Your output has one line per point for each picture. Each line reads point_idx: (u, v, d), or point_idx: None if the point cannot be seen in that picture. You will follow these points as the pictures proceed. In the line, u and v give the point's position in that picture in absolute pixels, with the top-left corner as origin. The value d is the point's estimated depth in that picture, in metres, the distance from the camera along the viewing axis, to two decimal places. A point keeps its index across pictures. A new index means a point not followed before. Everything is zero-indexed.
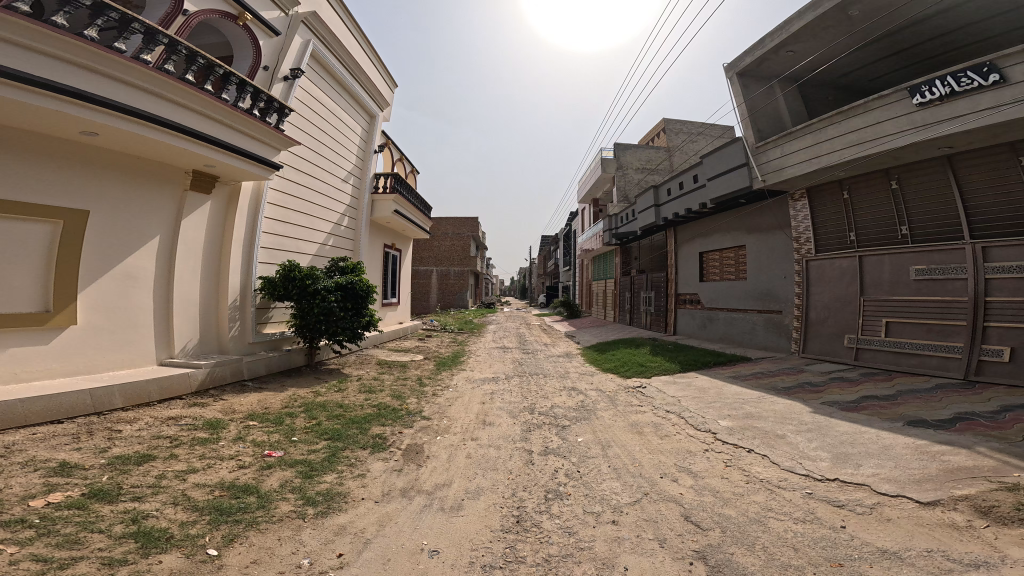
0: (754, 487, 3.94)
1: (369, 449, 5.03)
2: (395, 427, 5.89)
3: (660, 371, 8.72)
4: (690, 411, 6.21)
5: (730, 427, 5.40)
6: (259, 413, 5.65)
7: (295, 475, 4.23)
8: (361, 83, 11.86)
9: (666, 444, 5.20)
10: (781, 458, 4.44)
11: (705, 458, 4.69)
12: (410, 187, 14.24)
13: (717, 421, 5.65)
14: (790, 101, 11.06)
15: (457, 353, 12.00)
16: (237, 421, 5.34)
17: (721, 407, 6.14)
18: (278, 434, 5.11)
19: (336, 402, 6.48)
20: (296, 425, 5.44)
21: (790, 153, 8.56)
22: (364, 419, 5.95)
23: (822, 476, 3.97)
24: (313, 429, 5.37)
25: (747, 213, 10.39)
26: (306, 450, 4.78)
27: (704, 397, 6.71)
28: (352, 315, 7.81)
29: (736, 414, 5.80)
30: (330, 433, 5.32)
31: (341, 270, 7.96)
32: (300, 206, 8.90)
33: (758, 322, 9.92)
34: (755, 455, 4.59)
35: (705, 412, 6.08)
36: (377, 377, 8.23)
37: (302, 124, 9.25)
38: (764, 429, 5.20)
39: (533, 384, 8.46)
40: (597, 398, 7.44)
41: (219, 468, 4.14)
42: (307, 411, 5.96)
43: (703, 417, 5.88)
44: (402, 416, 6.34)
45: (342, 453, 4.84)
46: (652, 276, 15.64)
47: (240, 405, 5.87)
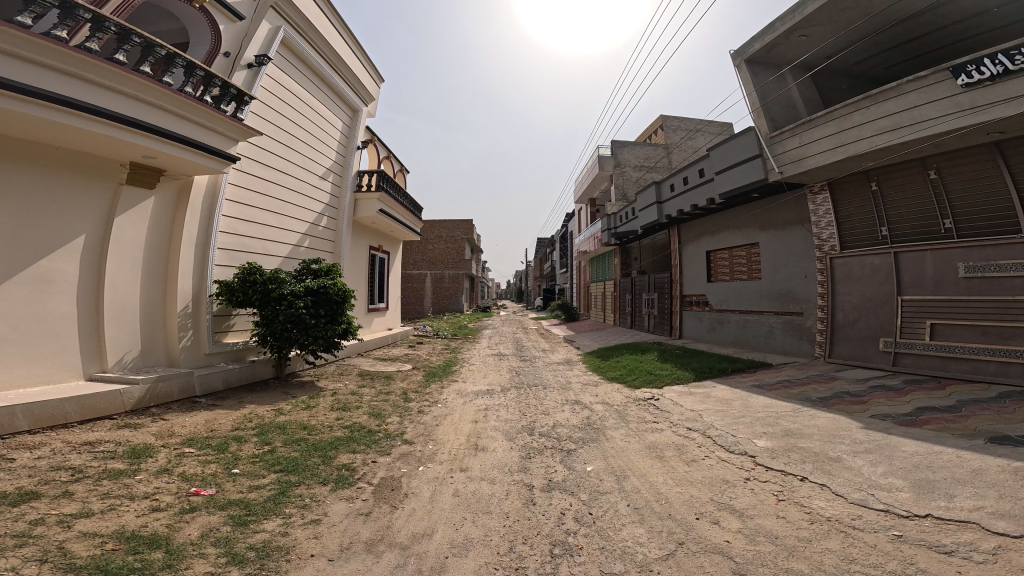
0: (822, 529, 3.07)
1: (332, 486, 4.08)
2: (368, 454, 4.94)
3: (672, 379, 7.86)
4: (716, 429, 5.33)
5: (769, 448, 4.54)
6: (201, 438, 4.68)
7: (223, 521, 3.28)
8: (342, 74, 10.96)
9: (696, 472, 4.32)
10: (846, 488, 3.57)
11: (749, 490, 3.81)
12: (398, 187, 13.36)
13: (752, 441, 4.78)
14: (802, 90, 10.36)
15: (449, 362, 11.04)
16: (170, 449, 4.37)
17: (752, 424, 5.27)
18: (217, 466, 4.14)
19: (300, 424, 5.51)
20: (243, 453, 4.48)
21: (810, 142, 7.81)
22: (330, 445, 4.99)
23: (909, 513, 3.11)
24: (264, 459, 4.40)
25: (761, 208, 9.62)
26: (248, 487, 3.83)
27: (730, 411, 5.83)
28: (327, 323, 6.90)
29: (773, 433, 4.93)
30: (285, 463, 4.37)
31: (313, 274, 7.06)
32: (267, 204, 7.98)
33: (777, 325, 9.10)
34: (810, 484, 3.73)
35: (735, 429, 5.21)
36: (355, 392, 7.26)
37: (269, 116, 8.34)
38: (813, 451, 4.34)
39: (533, 398, 7.53)
40: (607, 414, 6.53)
41: (122, 513, 3.19)
42: (262, 435, 4.99)
43: (734, 436, 5.01)
44: (380, 440, 5.39)
45: (292, 491, 3.87)
46: (654, 277, 14.84)
47: (182, 428, 4.89)
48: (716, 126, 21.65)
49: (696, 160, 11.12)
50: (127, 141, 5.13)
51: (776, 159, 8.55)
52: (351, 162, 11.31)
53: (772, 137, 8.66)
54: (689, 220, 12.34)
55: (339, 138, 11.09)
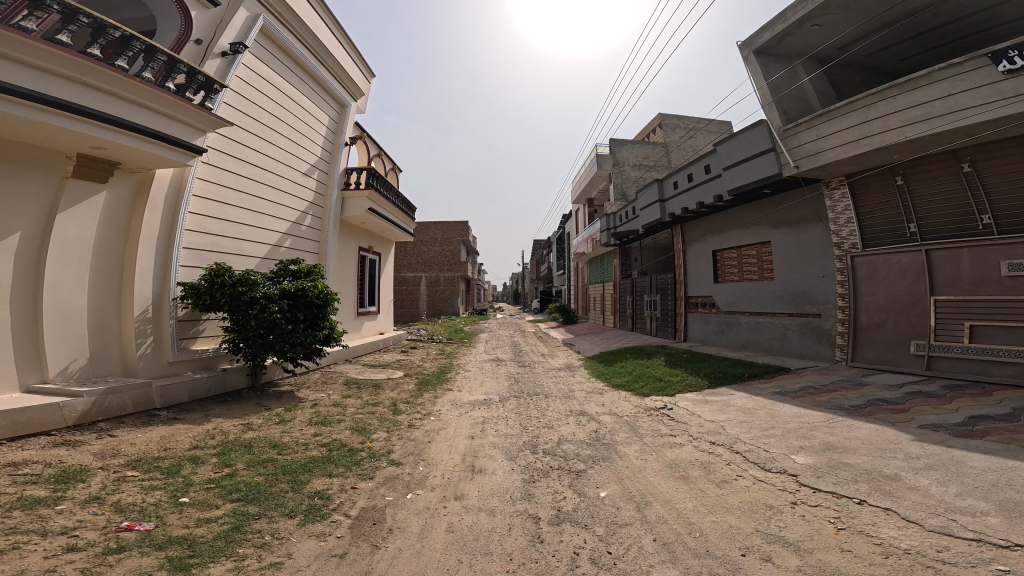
0: (905, 565, 2.51)
1: (300, 519, 3.42)
2: (346, 479, 4.28)
3: (683, 387, 7.28)
4: (744, 444, 4.75)
5: (810, 466, 3.98)
6: (149, 460, 4.00)
7: (159, 565, 2.63)
8: (328, 67, 10.33)
9: (730, 495, 3.73)
10: (916, 513, 3.03)
11: (799, 517, 3.25)
12: (390, 185, 12.73)
13: (790, 457, 4.22)
14: (815, 84, 9.94)
15: (443, 369, 10.39)
16: (109, 473, 3.69)
17: (784, 437, 4.71)
18: (162, 494, 3.47)
19: (270, 442, 4.83)
20: (198, 478, 3.81)
21: (830, 135, 7.36)
22: (302, 467, 4.32)
23: (1007, 542, 2.58)
24: (220, 485, 3.73)
25: (773, 204, 9.12)
26: (195, 521, 3.16)
27: (756, 422, 5.27)
28: (307, 328, 6.27)
29: (811, 447, 4.37)
30: (246, 490, 3.71)
31: (292, 275, 6.43)
32: (241, 202, 7.31)
33: (792, 328, 8.59)
34: (872, 508, 3.20)
35: (766, 444, 4.63)
36: (339, 403, 6.60)
37: (244, 107, 7.68)
38: (863, 468, 3.80)
39: (535, 409, 6.91)
40: (616, 426, 5.94)
41: (24, 556, 2.54)
42: (223, 455, 4.32)
43: (768, 452, 4.43)
44: (362, 461, 4.73)
45: (249, 525, 3.21)
46: (655, 278, 14.31)
47: (130, 447, 4.21)
48: (715, 126, 21.43)
49: (702, 156, 10.61)
50: (68, 130, 4.49)
51: (791, 152, 8.06)
52: (338, 158, 10.64)
53: (787, 130, 8.17)
54: (694, 219, 11.83)
55: (325, 133, 10.42)
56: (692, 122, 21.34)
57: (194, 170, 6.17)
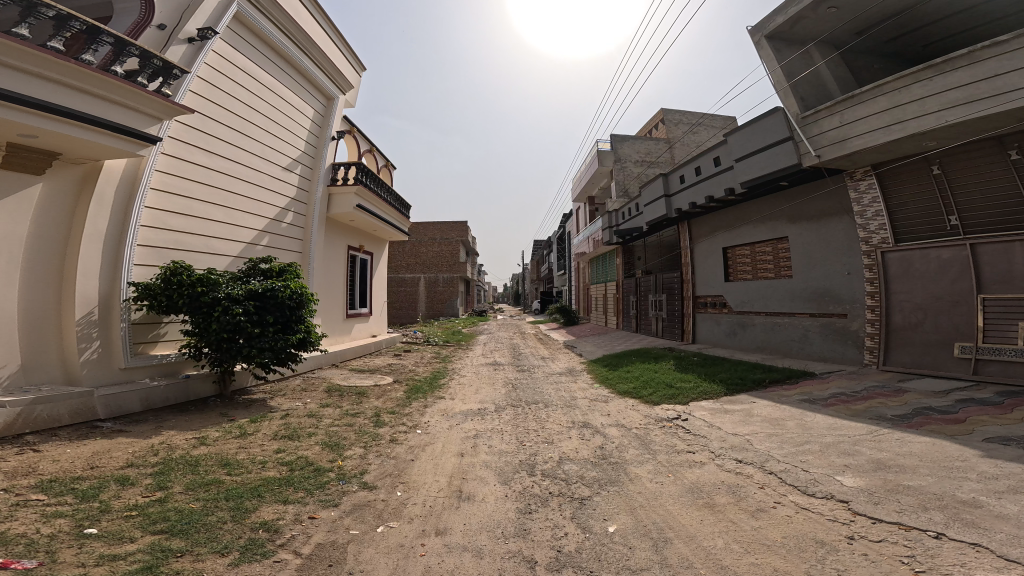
0: None
1: (234, 557, 2.78)
2: (305, 506, 3.63)
3: (697, 393, 6.62)
4: (778, 463, 4.08)
5: (862, 492, 3.33)
6: (65, 481, 3.36)
7: None
8: (312, 58, 9.67)
9: (769, 529, 3.07)
10: (1015, 550, 2.44)
11: (861, 555, 2.63)
12: (381, 181, 12.08)
13: (836, 479, 3.58)
14: (832, 69, 9.19)
15: (436, 374, 9.72)
16: (8, 496, 3.07)
17: (824, 454, 4.06)
18: (64, 523, 2.85)
19: (221, 459, 4.21)
20: (120, 503, 3.19)
21: (856, 121, 6.71)
22: (252, 492, 3.68)
23: None
24: (143, 514, 3.10)
25: (790, 197, 8.46)
26: (97, 558, 2.55)
27: (787, 436, 4.60)
28: (278, 332, 5.69)
29: (859, 467, 3.72)
30: (175, 519, 3.09)
31: (263, 274, 5.87)
32: (211, 197, 6.75)
33: (813, 328, 7.93)
34: (957, 544, 2.58)
35: (803, 462, 3.98)
36: (314, 413, 5.96)
37: (214, 96, 7.07)
38: (929, 490, 3.20)
39: (533, 420, 6.24)
40: (625, 441, 5.26)
41: None
42: (159, 475, 3.69)
43: (808, 473, 3.78)
44: (328, 485, 4.07)
45: (164, 566, 2.57)
46: (659, 277, 13.65)
47: (50, 465, 3.60)
48: (720, 121, 20.78)
49: (711, 148, 9.92)
50: None
51: (812, 141, 7.39)
52: (323, 153, 10.03)
53: (807, 116, 7.49)
54: (702, 215, 11.16)
55: (309, 127, 9.80)
56: (694, 117, 20.78)
57: (151, 162, 5.61)
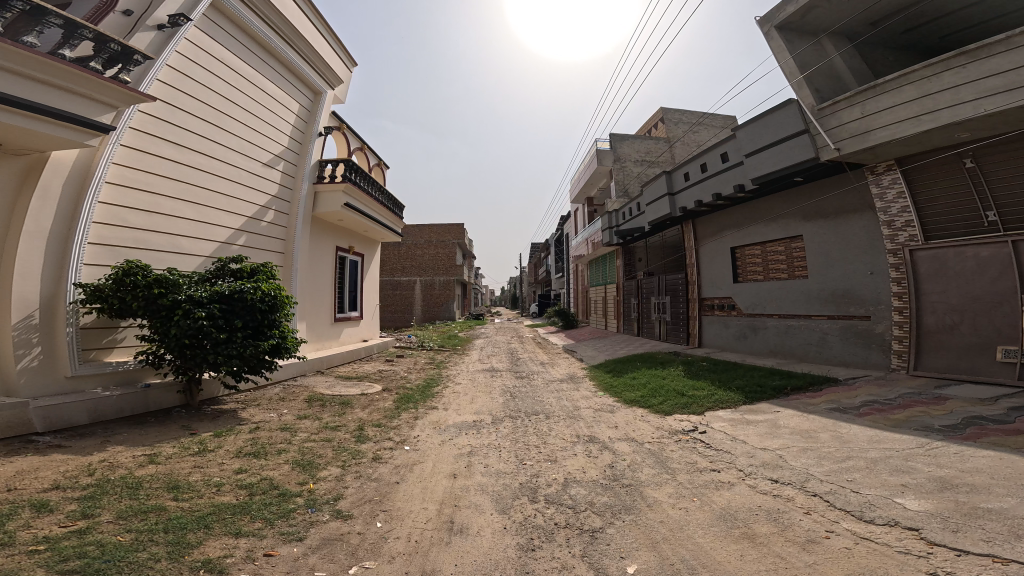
0: None
1: None
2: (262, 542, 3.04)
3: (712, 402, 6.09)
4: (821, 483, 3.57)
5: (932, 518, 2.83)
6: None
7: None
8: (297, 50, 9.15)
9: (828, 565, 2.54)
10: None
11: None
12: (372, 180, 11.52)
13: (900, 501, 3.10)
14: (847, 60, 8.76)
15: (429, 381, 9.10)
16: None
17: (874, 473, 3.56)
18: None
19: (169, 482, 3.64)
20: (26, 538, 2.65)
21: (881, 112, 6.29)
22: (200, 521, 3.14)
23: None
24: (53, 550, 2.58)
25: (804, 194, 8.03)
26: None
27: (826, 451, 4.09)
28: (248, 337, 5.16)
29: (920, 487, 3.23)
30: (94, 554, 2.57)
31: (233, 275, 5.40)
32: (179, 192, 6.23)
33: (832, 331, 7.46)
34: None
35: (852, 482, 3.49)
36: (288, 427, 5.35)
37: (185, 87, 6.53)
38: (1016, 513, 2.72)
39: (534, 435, 5.66)
40: (638, 459, 4.69)
41: None
42: (85, 501, 3.16)
43: (857, 498, 3.25)
44: (294, 513, 3.48)
45: None
46: (662, 279, 13.15)
47: None
48: (720, 120, 20.40)
49: (719, 143, 9.47)
50: None
51: (832, 133, 6.93)
52: (309, 149, 9.46)
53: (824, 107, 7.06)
54: (707, 214, 10.71)
55: (294, 122, 9.26)
56: (694, 117, 20.47)
57: (108, 154, 5.10)
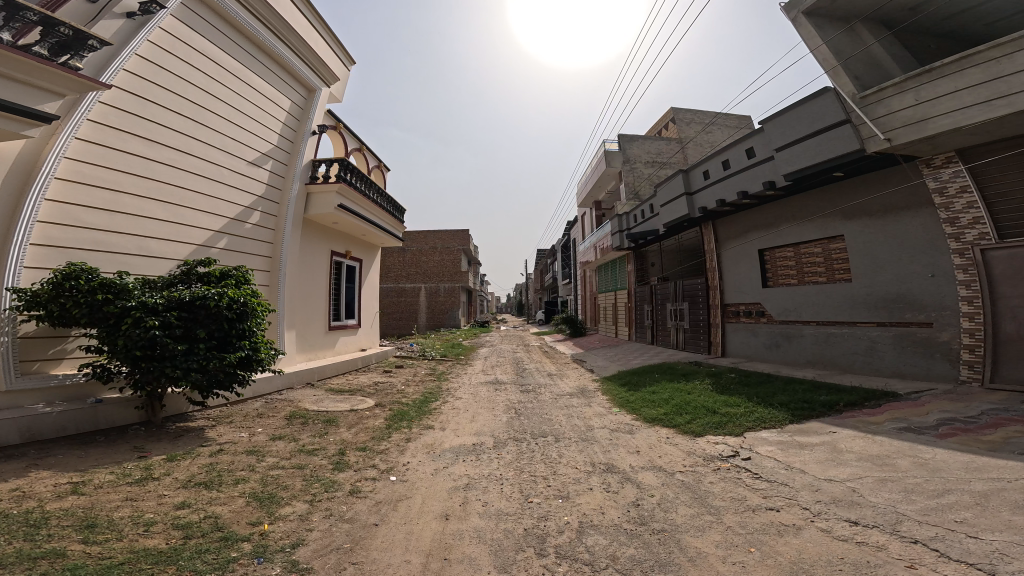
0: None
1: None
2: None
3: (750, 421, 5.25)
4: (921, 527, 2.79)
5: None
6: None
7: None
8: (288, 44, 8.65)
9: None
10: None
11: None
12: (370, 182, 10.95)
13: None
14: (887, 45, 7.90)
15: (428, 396, 8.36)
16: None
17: (990, 510, 2.83)
18: None
19: (84, 522, 2.95)
20: None
21: (943, 97, 5.60)
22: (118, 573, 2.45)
23: None
24: None
25: (842, 191, 7.25)
26: None
27: (913, 484, 3.30)
28: (212, 349, 4.59)
29: None
30: None
31: (199, 279, 4.91)
32: (146, 189, 5.90)
33: (884, 339, 6.65)
34: None
35: (965, 520, 2.77)
36: (256, 451, 4.64)
37: (159, 80, 6.20)
38: None
39: (543, 464, 4.86)
40: (670, 494, 3.88)
41: None
42: None
43: (982, 555, 2.41)
44: (233, 565, 2.74)
45: None
46: (677, 284, 12.33)
47: None
48: (734, 119, 19.63)
49: (744, 138, 8.75)
50: None
51: (879, 122, 6.20)
52: (301, 148, 8.96)
53: (866, 95, 6.38)
54: (728, 214, 9.92)
55: (285, 120, 8.80)
56: (706, 117, 19.77)
57: (57, 146, 4.86)
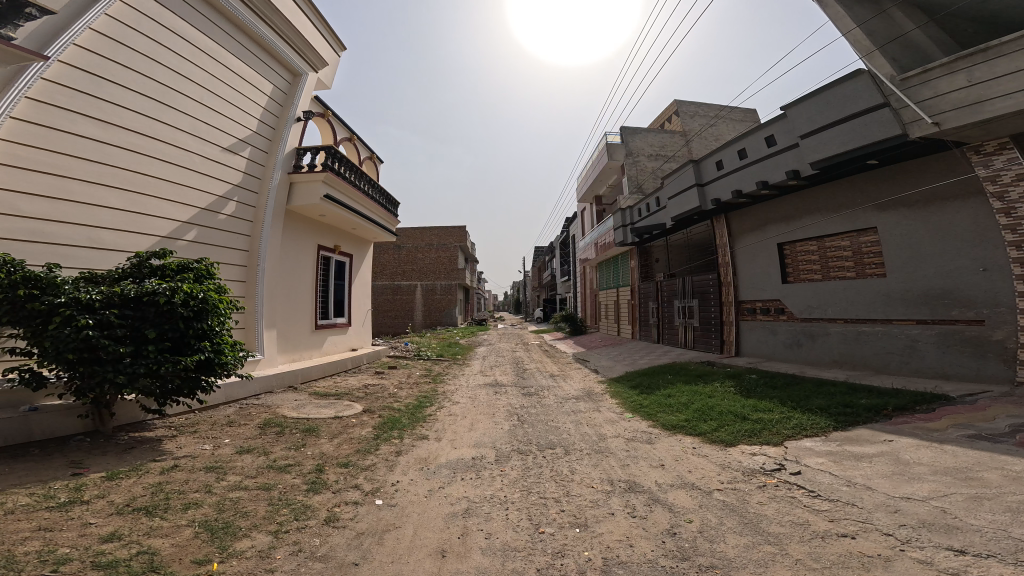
0: None
1: None
2: None
3: (786, 432, 4.68)
4: None
5: None
6: None
7: None
8: (272, 25, 7.91)
9: None
10: None
11: None
12: (361, 173, 10.18)
13: None
14: (924, 24, 7.36)
15: (422, 400, 7.72)
16: None
17: None
18: None
19: None
20: None
21: (1001, 77, 5.17)
22: None
23: None
24: None
25: (880, 181, 6.77)
26: None
27: (1017, 503, 2.83)
28: (166, 352, 3.94)
29: None
30: None
31: (150, 273, 4.21)
32: (100, 175, 5.27)
33: (926, 338, 6.20)
34: None
35: None
36: (217, 467, 3.95)
37: (117, 56, 5.54)
38: None
39: (554, 483, 4.23)
40: (714, 515, 3.31)
41: None
42: None
43: None
44: None
45: None
46: (685, 280, 11.74)
47: None
48: (740, 113, 19.02)
49: (765, 125, 8.23)
50: None
51: (925, 106, 5.77)
52: (284, 135, 8.21)
53: (908, 78, 5.96)
54: (744, 207, 9.35)
55: (267, 105, 8.06)
56: (710, 110, 19.24)
57: None
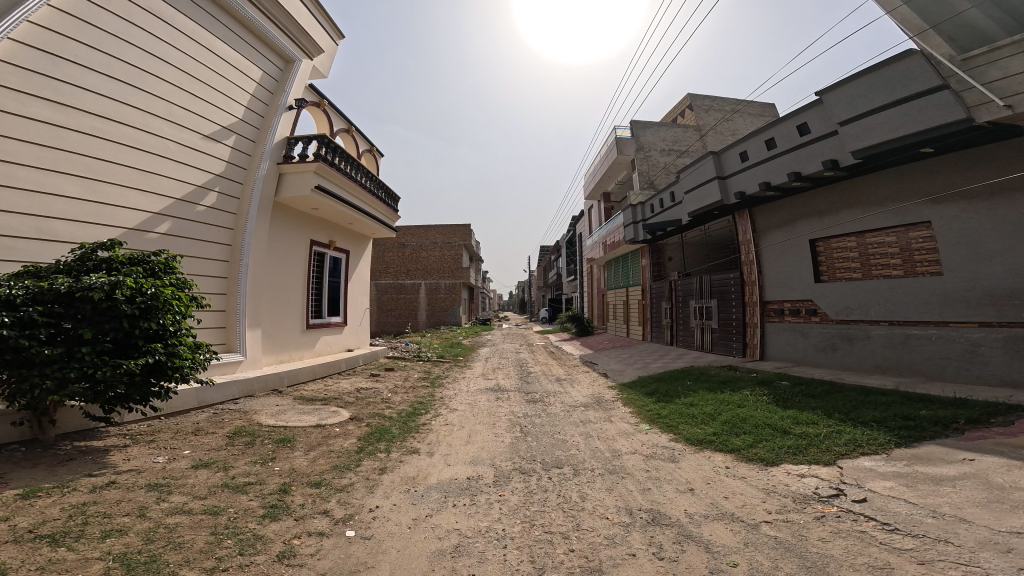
0: None
1: None
2: None
3: (837, 451, 3.96)
4: None
5: None
6: None
7: None
8: (262, 8, 7.32)
9: None
10: None
11: None
12: (359, 166, 9.59)
13: None
14: None
15: (418, 406, 7.10)
16: None
17: None
18: None
19: None
20: None
21: None
22: None
23: None
24: None
25: (934, 169, 6.03)
26: None
27: None
28: (107, 354, 3.38)
29: None
30: None
31: (94, 267, 3.65)
32: (56, 162, 4.77)
33: (990, 342, 5.47)
34: None
35: None
36: (162, 485, 3.35)
37: (78, 32, 5.02)
38: None
39: (561, 512, 3.56)
40: (767, 551, 2.69)
41: None
42: None
43: None
44: None
45: None
46: (703, 279, 10.97)
47: None
48: (757, 106, 18.18)
49: (798, 111, 7.49)
50: None
51: (995, 87, 5.03)
52: (274, 124, 7.63)
53: (971, 57, 5.20)
54: (770, 201, 8.58)
55: (256, 92, 7.49)
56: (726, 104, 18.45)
57: None
